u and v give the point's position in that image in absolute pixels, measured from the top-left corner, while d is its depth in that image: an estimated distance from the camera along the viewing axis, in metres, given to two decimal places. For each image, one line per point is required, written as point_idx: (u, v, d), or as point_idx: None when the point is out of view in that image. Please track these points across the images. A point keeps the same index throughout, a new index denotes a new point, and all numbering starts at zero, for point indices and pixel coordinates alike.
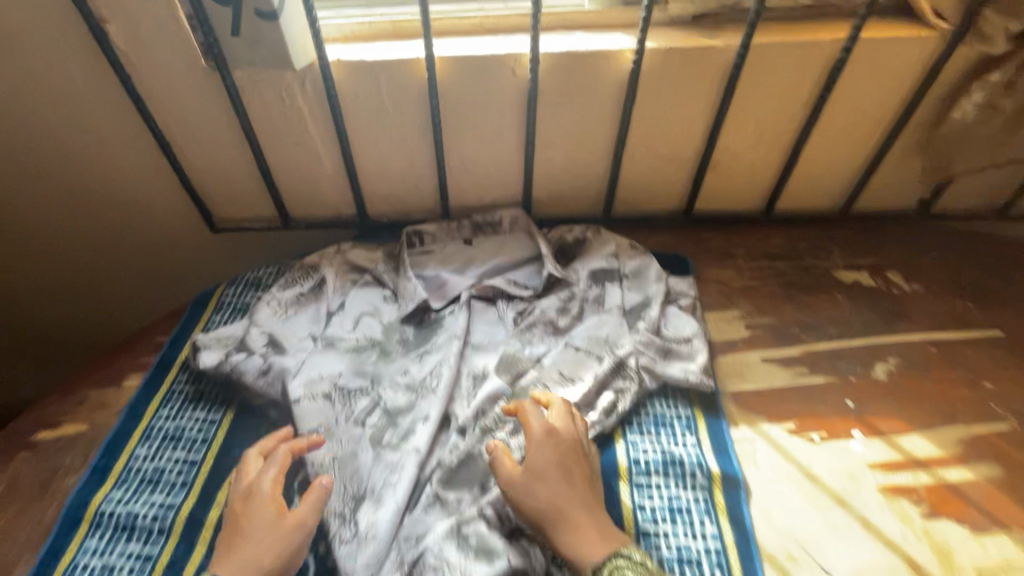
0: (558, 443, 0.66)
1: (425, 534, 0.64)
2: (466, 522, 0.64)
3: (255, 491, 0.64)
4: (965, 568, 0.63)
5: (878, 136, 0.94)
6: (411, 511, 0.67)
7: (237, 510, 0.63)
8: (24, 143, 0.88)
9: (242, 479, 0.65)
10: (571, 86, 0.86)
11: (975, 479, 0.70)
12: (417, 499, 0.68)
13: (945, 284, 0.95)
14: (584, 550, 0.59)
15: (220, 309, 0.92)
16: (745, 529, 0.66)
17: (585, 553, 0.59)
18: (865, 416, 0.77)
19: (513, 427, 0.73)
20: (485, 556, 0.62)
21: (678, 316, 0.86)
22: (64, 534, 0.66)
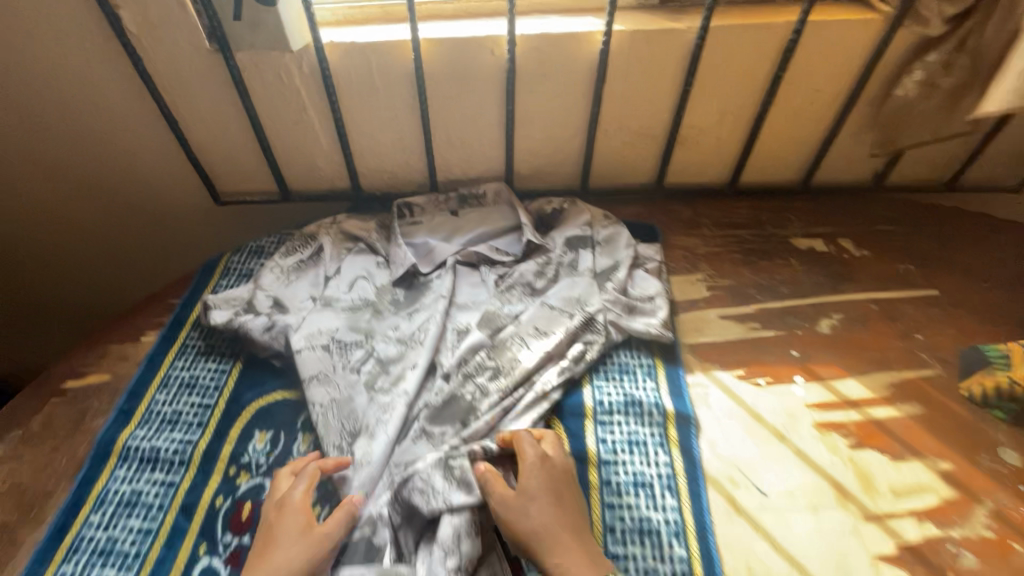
0: (551, 470, 0.68)
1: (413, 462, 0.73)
2: (452, 456, 0.72)
3: (287, 502, 0.67)
4: (882, 488, 0.72)
5: (832, 113, 1.01)
6: (402, 444, 0.76)
7: (271, 519, 0.66)
8: (41, 121, 0.95)
9: (275, 494, 0.69)
10: (546, 66, 0.93)
11: (899, 415, 0.79)
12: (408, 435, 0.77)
13: (891, 250, 1.03)
14: (548, 472, 0.68)
15: (227, 274, 1.00)
16: (692, 456, 0.75)
17: (549, 474, 0.68)
18: (808, 364, 0.86)
19: (492, 373, 0.82)
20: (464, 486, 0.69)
21: (644, 278, 0.95)
22: (97, 464, 0.75)
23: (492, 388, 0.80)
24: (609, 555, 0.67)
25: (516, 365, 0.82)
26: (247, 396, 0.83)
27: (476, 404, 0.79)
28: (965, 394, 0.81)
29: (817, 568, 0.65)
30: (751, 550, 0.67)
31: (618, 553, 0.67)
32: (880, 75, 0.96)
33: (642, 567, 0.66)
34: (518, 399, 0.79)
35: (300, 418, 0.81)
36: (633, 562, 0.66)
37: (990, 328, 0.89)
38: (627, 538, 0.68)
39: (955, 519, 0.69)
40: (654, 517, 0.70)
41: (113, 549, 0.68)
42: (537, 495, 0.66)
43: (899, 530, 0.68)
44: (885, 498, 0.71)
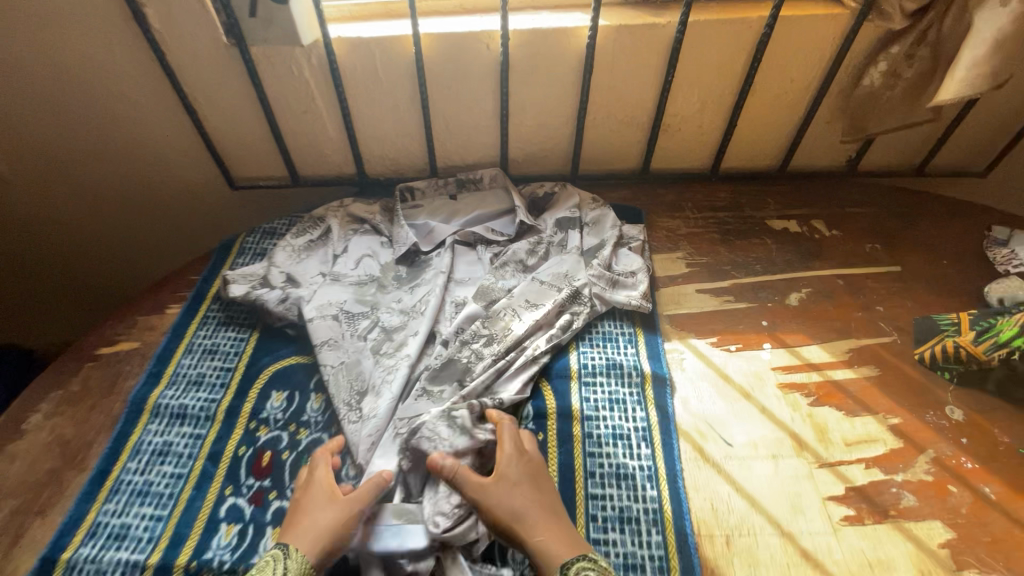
0: (529, 462, 0.73)
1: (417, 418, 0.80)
2: (455, 408, 0.79)
3: (311, 482, 0.73)
4: (835, 439, 0.80)
5: (805, 102, 1.08)
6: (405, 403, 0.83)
7: (299, 497, 0.72)
8: (69, 111, 1.02)
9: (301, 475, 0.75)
10: (537, 59, 1.00)
11: (856, 377, 0.87)
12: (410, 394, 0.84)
13: (859, 230, 1.11)
14: None
15: (242, 253, 1.08)
16: (666, 411, 0.83)
17: None
18: (776, 332, 0.94)
19: (487, 340, 0.90)
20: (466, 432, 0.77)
21: (628, 255, 1.03)
22: (132, 418, 0.84)
23: (487, 352, 0.88)
24: (589, 495, 0.75)
25: (509, 333, 0.90)
26: (264, 360, 0.92)
27: (473, 367, 0.86)
28: (917, 357, 0.89)
29: (773, 505, 0.74)
30: (714, 490, 0.75)
31: (597, 493, 0.76)
32: (849, 66, 1.02)
33: (618, 505, 0.74)
34: (511, 363, 0.87)
35: (313, 379, 0.89)
36: (610, 501, 0.75)
37: (945, 301, 0.97)
38: (605, 481, 0.77)
39: (899, 465, 0.77)
40: (630, 463, 0.78)
41: (150, 490, 0.77)
42: (517, 483, 0.70)
43: (848, 475, 0.76)
44: (837, 447, 0.79)
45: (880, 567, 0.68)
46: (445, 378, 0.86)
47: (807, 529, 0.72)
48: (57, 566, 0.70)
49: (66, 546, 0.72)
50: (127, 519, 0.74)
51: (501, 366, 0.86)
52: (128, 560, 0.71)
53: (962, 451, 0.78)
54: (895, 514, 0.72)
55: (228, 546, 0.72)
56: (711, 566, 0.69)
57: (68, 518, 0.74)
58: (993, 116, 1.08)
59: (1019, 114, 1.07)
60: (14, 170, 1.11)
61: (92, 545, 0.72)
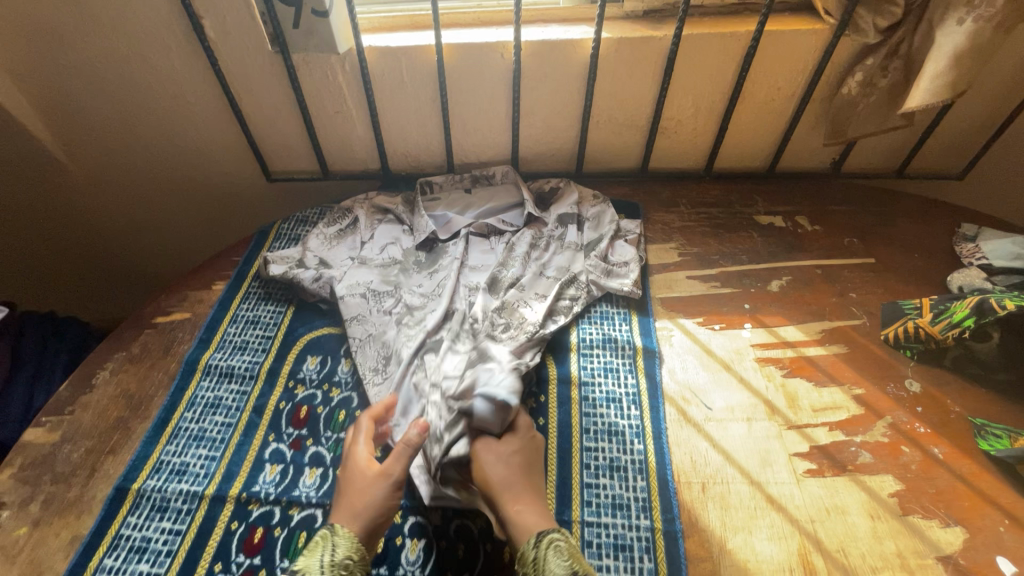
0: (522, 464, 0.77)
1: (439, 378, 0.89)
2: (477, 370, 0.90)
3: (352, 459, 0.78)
4: (805, 406, 0.90)
5: (791, 108, 1.18)
6: (424, 361, 0.93)
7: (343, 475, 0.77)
8: (129, 109, 1.15)
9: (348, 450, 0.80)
10: (547, 67, 1.11)
11: (826, 353, 0.97)
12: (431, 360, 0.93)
13: (840, 225, 1.21)
14: None
15: (279, 238, 1.21)
16: (654, 379, 0.94)
17: None
18: (757, 314, 1.04)
19: (504, 328, 0.98)
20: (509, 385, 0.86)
21: (623, 246, 1.13)
22: (186, 375, 0.97)
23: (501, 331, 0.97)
24: (584, 447, 0.86)
25: (524, 320, 0.99)
26: (300, 330, 1.04)
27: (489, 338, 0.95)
28: (883, 337, 0.99)
29: (744, 459, 0.84)
30: (694, 446, 0.86)
31: (591, 445, 0.87)
32: (831, 76, 1.12)
33: (609, 455, 0.85)
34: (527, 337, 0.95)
35: (342, 347, 1.01)
36: (601, 452, 0.86)
37: (913, 289, 1.07)
38: (598, 436, 0.88)
39: (859, 429, 0.87)
40: (621, 422, 0.89)
41: (204, 435, 0.90)
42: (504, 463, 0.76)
43: (813, 435, 0.87)
44: (805, 413, 0.90)
45: (835, 511, 0.79)
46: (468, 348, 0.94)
47: (774, 479, 0.82)
48: (129, 494, 0.82)
49: (136, 479, 0.84)
50: (186, 458, 0.87)
51: (515, 341, 0.95)
52: (189, 490, 0.83)
53: (917, 418, 0.88)
54: (853, 468, 0.83)
55: (272, 482, 0.84)
56: (688, 507, 0.80)
57: (137, 456, 0.87)
58: (965, 124, 1.18)
59: (990, 121, 1.17)
60: (77, 161, 1.24)
61: (157, 479, 0.84)
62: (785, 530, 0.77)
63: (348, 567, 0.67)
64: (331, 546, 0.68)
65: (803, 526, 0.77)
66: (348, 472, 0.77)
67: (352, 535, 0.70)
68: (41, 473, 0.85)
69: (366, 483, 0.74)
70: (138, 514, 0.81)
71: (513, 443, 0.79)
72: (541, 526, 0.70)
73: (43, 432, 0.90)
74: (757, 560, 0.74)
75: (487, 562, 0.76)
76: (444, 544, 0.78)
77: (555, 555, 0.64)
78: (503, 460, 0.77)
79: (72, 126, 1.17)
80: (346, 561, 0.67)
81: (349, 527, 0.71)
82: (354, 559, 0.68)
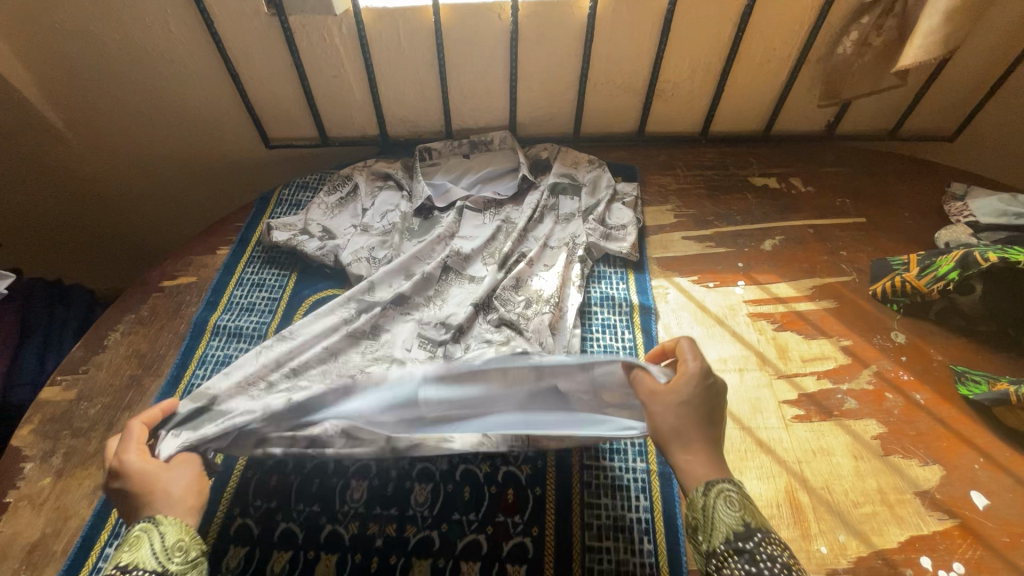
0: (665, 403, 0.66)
1: (384, 353, 0.90)
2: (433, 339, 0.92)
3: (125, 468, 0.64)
4: (794, 356, 0.94)
5: (788, 69, 1.19)
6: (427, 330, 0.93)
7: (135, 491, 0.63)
8: (124, 74, 1.15)
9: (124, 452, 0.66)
10: (544, 28, 1.11)
11: (816, 308, 1.01)
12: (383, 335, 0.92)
13: (832, 186, 1.23)
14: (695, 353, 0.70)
15: (280, 203, 1.22)
16: (650, 334, 0.98)
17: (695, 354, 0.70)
18: (750, 272, 1.07)
19: (516, 300, 0.98)
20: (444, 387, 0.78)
21: (620, 209, 1.15)
22: (196, 335, 0.99)
23: (460, 304, 0.97)
24: None
25: (533, 290, 1.00)
26: (306, 292, 1.07)
27: (451, 312, 0.95)
28: (872, 292, 1.02)
29: (736, 407, 0.88)
30: None
31: None
32: (826, 36, 1.13)
33: None
34: (535, 306, 0.97)
35: None
36: None
37: (902, 247, 1.10)
38: None
39: (846, 377, 0.91)
40: None
41: None
42: (683, 402, 0.66)
43: (802, 383, 0.91)
44: (795, 362, 0.94)
45: (820, 453, 0.83)
46: (420, 321, 0.94)
47: (764, 425, 0.86)
48: None
49: None
50: None
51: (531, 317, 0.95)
52: None
53: (901, 366, 0.92)
54: (838, 414, 0.87)
55: None
56: None
57: None
58: (959, 82, 1.19)
59: (981, 80, 1.19)
60: (75, 129, 1.24)
61: None
62: (773, 470, 0.81)
63: (182, 549, 0.60)
64: (156, 535, 0.60)
65: (790, 467, 0.82)
66: (143, 475, 0.64)
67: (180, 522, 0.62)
68: (60, 428, 0.88)
69: (167, 475, 0.65)
70: None
71: (682, 393, 0.67)
72: (708, 476, 0.62)
73: (58, 390, 0.92)
74: None
75: (496, 502, 0.80)
76: (451, 488, 0.82)
77: (726, 506, 0.59)
78: (671, 410, 0.66)
79: (69, 93, 1.17)
80: (179, 543, 0.60)
81: (174, 513, 0.62)
82: (188, 537, 0.61)
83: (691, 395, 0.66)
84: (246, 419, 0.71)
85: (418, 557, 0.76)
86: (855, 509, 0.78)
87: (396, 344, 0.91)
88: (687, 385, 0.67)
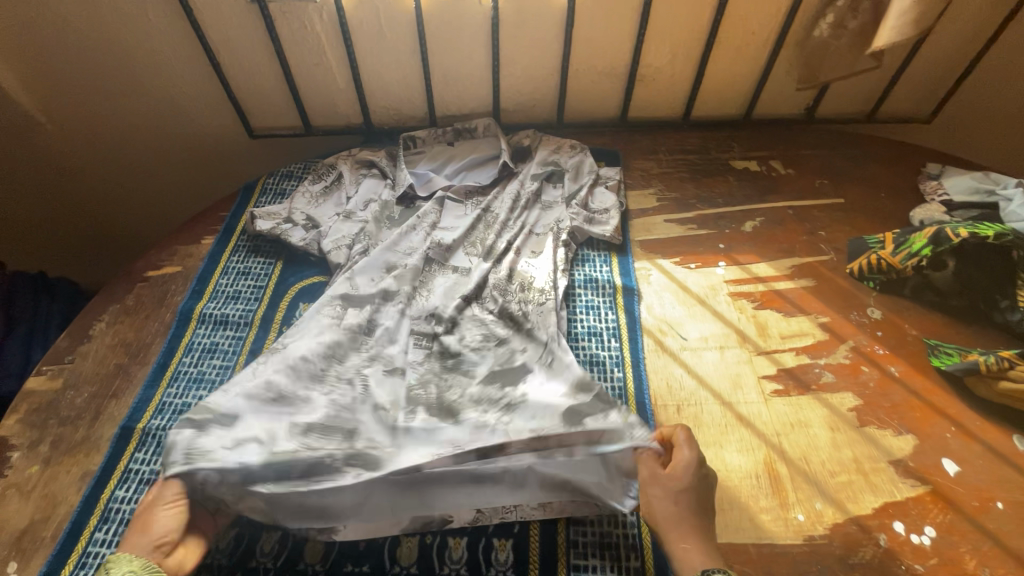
0: (666, 491, 0.74)
1: (381, 349, 0.89)
2: (429, 328, 0.93)
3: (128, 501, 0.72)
4: (773, 334, 0.96)
5: (766, 53, 1.21)
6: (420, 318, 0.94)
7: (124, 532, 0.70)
8: (104, 65, 1.14)
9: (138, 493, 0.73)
10: (525, 13, 1.12)
11: (795, 287, 1.03)
12: (380, 327, 0.92)
13: (812, 169, 1.25)
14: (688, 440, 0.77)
15: (264, 193, 1.22)
16: (633, 314, 0.99)
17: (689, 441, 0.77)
18: (731, 253, 1.09)
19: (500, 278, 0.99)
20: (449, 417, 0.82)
21: (603, 193, 1.16)
22: (182, 323, 1.00)
23: (448, 294, 0.97)
24: None
25: (517, 275, 1.01)
26: (291, 280, 1.07)
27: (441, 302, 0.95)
28: (848, 271, 1.04)
29: (717, 382, 0.90)
30: (670, 371, 0.92)
31: None
32: (803, 19, 1.14)
33: None
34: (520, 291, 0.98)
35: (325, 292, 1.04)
36: None
37: (880, 226, 1.12)
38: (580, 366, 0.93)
39: (823, 352, 0.93)
40: (601, 352, 0.94)
41: (203, 377, 0.93)
42: (683, 490, 0.74)
43: (780, 359, 0.93)
44: (774, 339, 0.96)
45: (798, 425, 0.85)
46: (411, 316, 0.94)
47: (744, 400, 0.88)
48: (135, 433, 0.86)
49: (140, 419, 0.88)
50: (188, 399, 0.91)
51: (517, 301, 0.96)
52: None
53: (877, 341, 0.94)
54: (816, 387, 0.89)
55: None
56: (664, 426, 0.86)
57: (139, 399, 0.90)
58: (933, 64, 1.22)
59: (954, 62, 1.21)
60: (55, 121, 1.23)
61: (161, 418, 0.88)
62: (752, 443, 0.83)
63: None
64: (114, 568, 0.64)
65: (770, 440, 0.84)
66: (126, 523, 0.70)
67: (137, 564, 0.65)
68: (47, 417, 0.88)
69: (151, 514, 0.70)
70: (146, 450, 0.85)
71: (680, 480, 0.74)
72: (704, 565, 0.69)
73: (45, 379, 0.93)
74: (726, 470, 0.81)
75: None
76: None
77: None
78: (670, 496, 0.73)
79: (47, 84, 1.16)
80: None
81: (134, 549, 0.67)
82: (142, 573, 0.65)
83: (690, 484, 0.74)
84: (252, 461, 0.74)
85: (407, 536, 0.77)
86: (831, 478, 0.80)
87: (392, 337, 0.91)
88: (685, 474, 0.74)
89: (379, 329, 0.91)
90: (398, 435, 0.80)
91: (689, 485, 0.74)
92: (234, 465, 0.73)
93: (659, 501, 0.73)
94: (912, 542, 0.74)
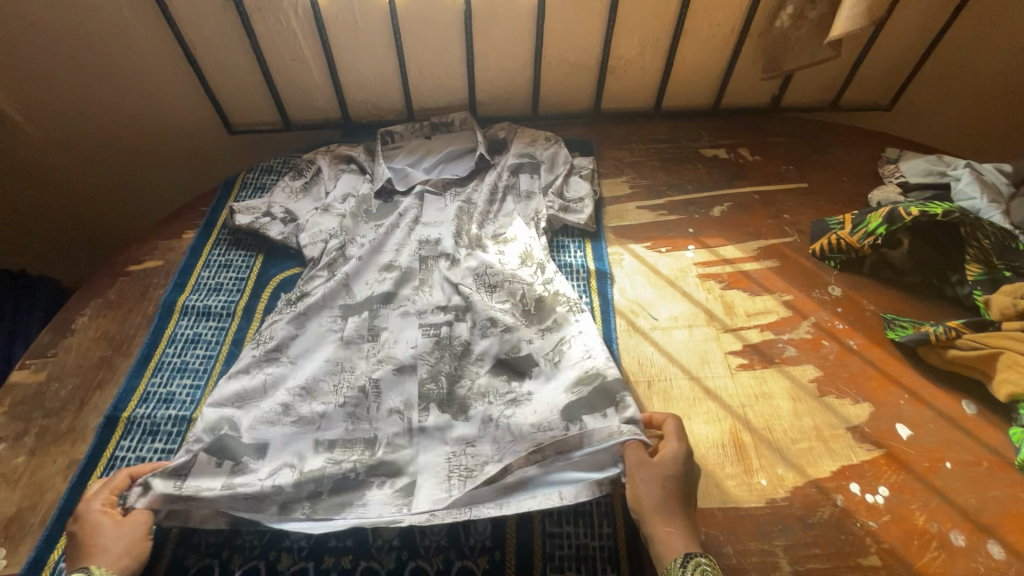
0: (654, 474, 0.74)
1: (387, 353, 0.91)
2: (432, 326, 0.94)
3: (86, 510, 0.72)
4: (739, 312, 1.01)
5: (731, 44, 1.25)
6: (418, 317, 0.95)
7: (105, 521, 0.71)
8: (80, 64, 1.15)
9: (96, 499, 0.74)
10: (497, 7, 1.15)
11: (760, 267, 1.07)
12: (383, 333, 0.94)
13: (778, 155, 1.29)
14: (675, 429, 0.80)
15: (244, 187, 1.23)
16: (606, 297, 1.03)
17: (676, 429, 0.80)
18: (700, 237, 1.13)
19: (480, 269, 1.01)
20: (461, 415, 0.85)
21: (577, 182, 1.20)
22: (165, 315, 1.01)
23: (445, 287, 0.99)
24: None
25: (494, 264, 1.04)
26: (272, 271, 1.09)
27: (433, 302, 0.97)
28: (811, 251, 1.08)
29: (686, 358, 0.95)
30: (641, 350, 0.96)
31: None
32: (764, 11, 1.19)
33: None
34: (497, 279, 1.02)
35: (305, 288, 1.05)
36: None
37: (841, 208, 1.17)
38: None
39: (786, 328, 0.98)
40: None
41: (187, 366, 0.95)
42: (669, 473, 0.74)
43: (746, 336, 0.97)
44: (740, 317, 1.00)
45: (762, 397, 0.90)
46: (416, 313, 0.96)
47: (711, 374, 0.93)
48: (120, 422, 0.88)
49: (125, 408, 0.90)
50: (171, 388, 0.93)
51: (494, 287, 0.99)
52: (177, 415, 0.89)
53: (837, 316, 0.99)
54: (779, 361, 0.94)
55: None
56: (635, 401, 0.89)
57: (124, 388, 0.92)
58: (890, 53, 1.27)
59: (911, 50, 1.26)
60: (34, 122, 1.23)
61: (146, 407, 0.90)
62: (718, 415, 0.88)
63: None
64: None
65: (735, 411, 0.88)
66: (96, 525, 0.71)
67: (111, 570, 0.67)
68: (31, 410, 0.90)
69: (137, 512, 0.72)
70: (130, 438, 0.87)
71: (670, 467, 0.75)
72: (685, 549, 0.69)
73: (29, 372, 0.94)
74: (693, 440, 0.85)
75: None
76: None
77: None
78: (656, 480, 0.74)
79: (24, 84, 1.16)
80: None
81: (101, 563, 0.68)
82: None
83: (679, 471, 0.75)
84: (284, 481, 0.76)
85: None
86: (793, 445, 0.84)
87: (395, 340, 0.93)
88: (674, 463, 0.75)
89: (383, 335, 0.93)
90: (414, 435, 0.83)
91: (678, 472, 0.75)
92: (268, 486, 0.76)
93: (644, 483, 0.73)
94: (866, 501, 0.78)
